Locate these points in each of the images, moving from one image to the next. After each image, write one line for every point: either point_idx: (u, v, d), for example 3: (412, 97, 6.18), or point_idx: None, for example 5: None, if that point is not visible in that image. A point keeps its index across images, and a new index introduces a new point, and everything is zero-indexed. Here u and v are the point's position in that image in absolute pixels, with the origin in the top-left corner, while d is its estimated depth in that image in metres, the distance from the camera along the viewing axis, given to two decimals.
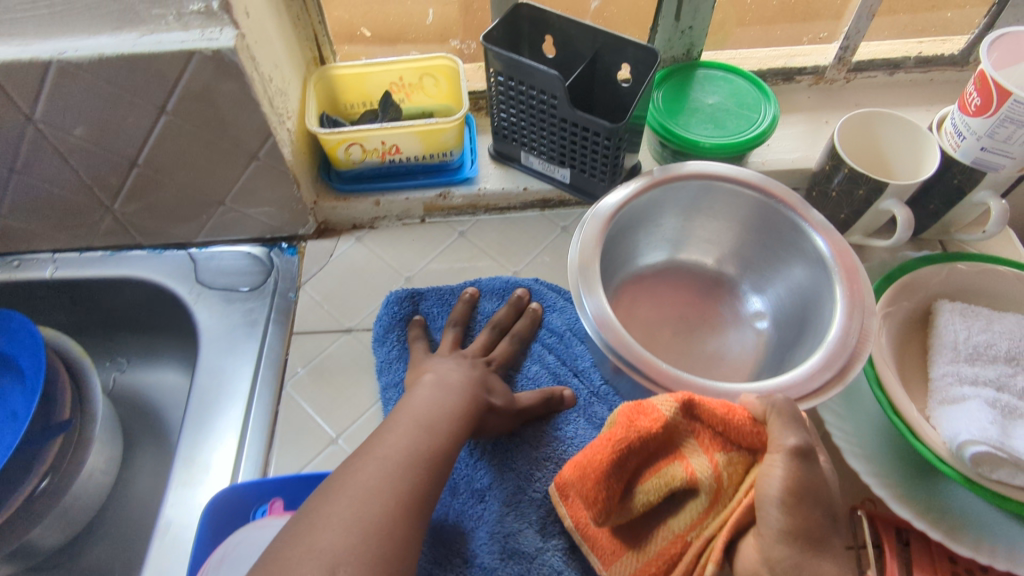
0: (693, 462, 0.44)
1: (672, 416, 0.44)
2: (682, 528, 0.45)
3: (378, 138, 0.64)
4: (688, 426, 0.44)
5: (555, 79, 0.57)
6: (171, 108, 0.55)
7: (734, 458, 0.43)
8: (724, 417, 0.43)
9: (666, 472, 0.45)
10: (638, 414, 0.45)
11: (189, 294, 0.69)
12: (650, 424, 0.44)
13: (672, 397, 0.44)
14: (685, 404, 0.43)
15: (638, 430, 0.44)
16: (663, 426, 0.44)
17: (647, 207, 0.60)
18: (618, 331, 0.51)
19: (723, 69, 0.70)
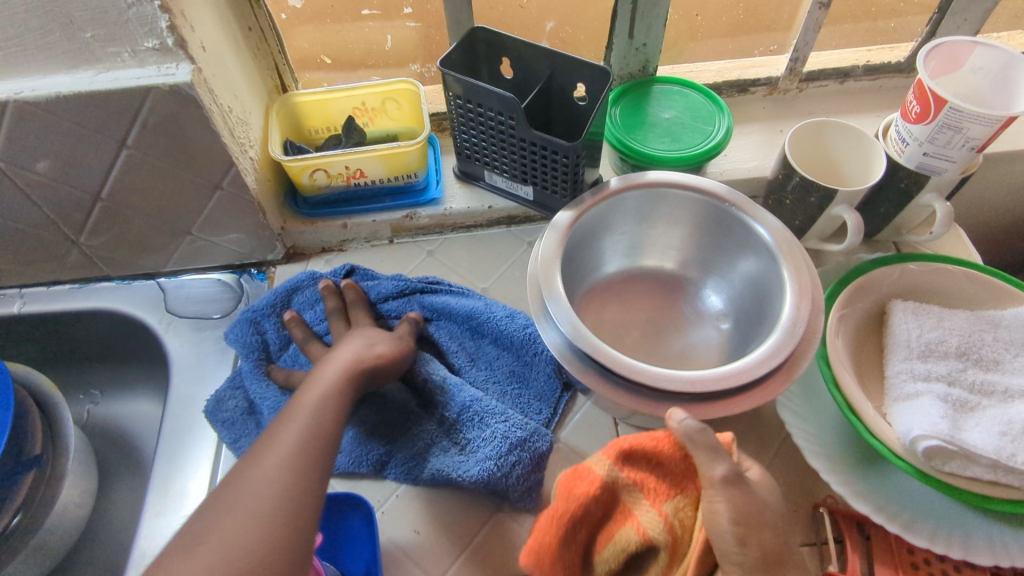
0: (641, 520, 0.42)
1: (609, 475, 0.43)
2: None
3: (341, 163, 0.65)
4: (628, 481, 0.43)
5: (511, 100, 0.59)
6: (132, 142, 0.56)
7: (679, 504, 0.42)
8: (655, 452, 0.43)
9: (619, 539, 0.42)
10: (575, 481, 0.44)
11: (160, 323, 0.69)
12: (587, 488, 0.42)
13: (604, 455, 0.44)
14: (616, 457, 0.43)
15: (578, 497, 0.43)
16: (602, 486, 0.42)
17: (602, 216, 0.61)
18: (577, 323, 0.51)
19: (678, 84, 0.71)
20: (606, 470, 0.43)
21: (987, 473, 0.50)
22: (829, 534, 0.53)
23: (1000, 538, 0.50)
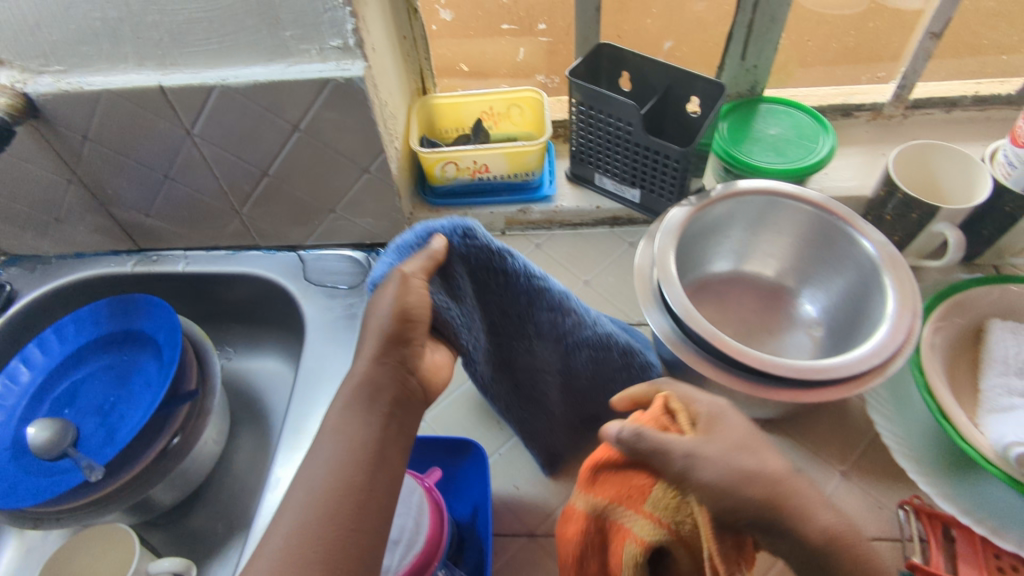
0: (634, 531, 0.41)
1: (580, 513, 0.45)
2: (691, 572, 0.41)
3: (470, 157, 0.72)
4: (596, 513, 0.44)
5: (631, 108, 0.65)
6: (303, 126, 0.65)
7: (658, 496, 0.40)
8: (617, 483, 0.43)
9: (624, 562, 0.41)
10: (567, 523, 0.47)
11: (298, 289, 0.78)
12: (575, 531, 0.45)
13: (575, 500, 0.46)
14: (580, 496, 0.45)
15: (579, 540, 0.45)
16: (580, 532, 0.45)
17: (709, 219, 0.65)
18: (688, 307, 0.56)
19: (784, 104, 0.76)
20: (587, 505, 0.44)
21: None
22: (914, 530, 0.55)
23: None
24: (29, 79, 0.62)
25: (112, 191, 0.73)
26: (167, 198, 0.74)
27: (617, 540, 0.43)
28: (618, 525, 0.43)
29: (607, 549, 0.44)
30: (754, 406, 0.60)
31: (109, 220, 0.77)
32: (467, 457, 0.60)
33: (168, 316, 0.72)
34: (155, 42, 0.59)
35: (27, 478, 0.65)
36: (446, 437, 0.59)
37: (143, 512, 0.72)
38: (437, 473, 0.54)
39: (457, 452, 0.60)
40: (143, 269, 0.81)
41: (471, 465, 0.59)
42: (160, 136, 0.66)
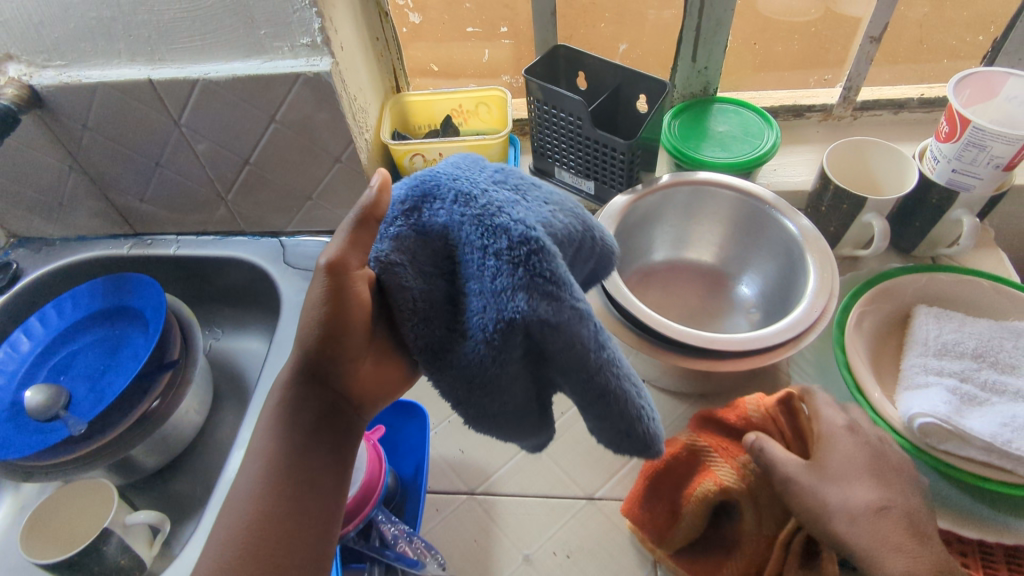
0: (719, 474, 0.55)
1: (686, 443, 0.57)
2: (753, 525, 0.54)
3: (436, 150, 0.78)
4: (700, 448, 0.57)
5: (579, 104, 0.70)
6: (279, 118, 0.71)
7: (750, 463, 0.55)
8: (717, 445, 0.56)
9: (700, 487, 0.55)
10: (663, 446, 0.58)
11: (277, 271, 0.84)
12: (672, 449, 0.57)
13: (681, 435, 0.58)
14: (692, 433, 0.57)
15: (665, 456, 0.57)
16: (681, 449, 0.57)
17: (650, 207, 0.69)
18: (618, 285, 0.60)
19: (735, 103, 0.80)
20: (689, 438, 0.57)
21: (981, 456, 0.54)
22: None
23: (989, 515, 0.54)
24: (34, 72, 0.69)
25: (110, 178, 0.80)
26: (160, 185, 0.81)
27: (697, 475, 0.56)
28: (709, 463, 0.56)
29: (688, 483, 0.57)
30: (684, 379, 0.64)
31: (107, 204, 0.84)
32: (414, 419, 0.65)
33: (155, 293, 0.79)
34: (145, 40, 0.66)
35: (21, 434, 0.71)
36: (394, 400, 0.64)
37: (127, 474, 0.77)
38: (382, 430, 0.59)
39: (405, 413, 0.65)
40: (138, 252, 0.88)
41: (415, 424, 0.64)
42: (151, 125, 0.73)
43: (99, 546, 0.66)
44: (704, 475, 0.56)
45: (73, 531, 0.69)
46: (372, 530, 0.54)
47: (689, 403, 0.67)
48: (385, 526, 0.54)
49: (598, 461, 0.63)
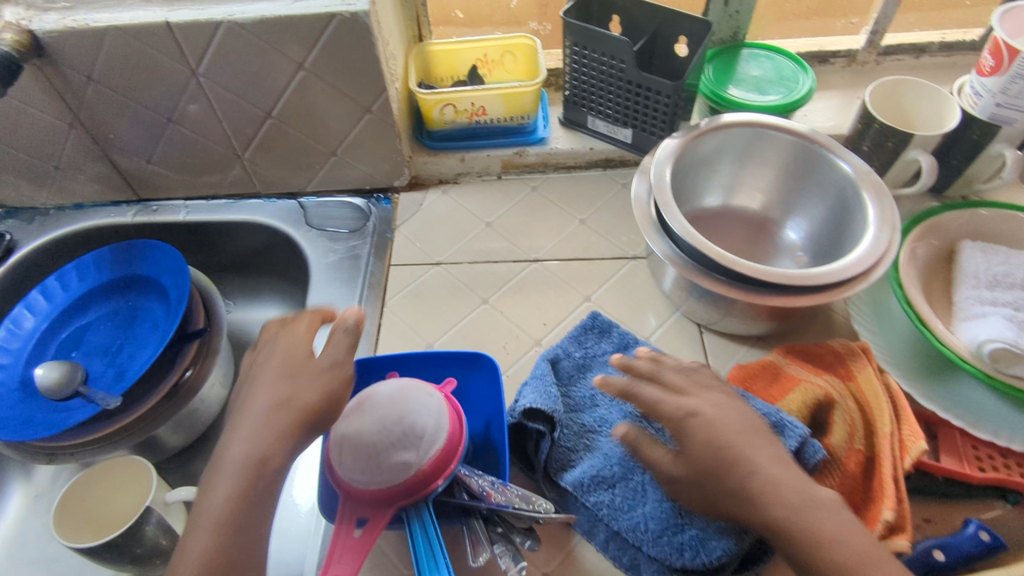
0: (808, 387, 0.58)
1: (770, 369, 0.61)
2: (851, 439, 0.54)
3: (468, 99, 0.75)
4: (782, 369, 0.61)
5: (625, 45, 0.68)
6: (308, 64, 0.67)
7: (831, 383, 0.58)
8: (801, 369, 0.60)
9: (802, 399, 0.57)
10: (748, 379, 0.61)
11: (300, 234, 0.79)
12: (747, 373, 0.61)
13: (760, 362, 0.62)
14: (771, 362, 0.61)
15: (751, 385, 0.61)
16: (761, 376, 0.61)
17: (702, 150, 0.68)
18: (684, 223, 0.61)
19: (766, 49, 0.79)
20: (756, 365, 0.61)
21: None
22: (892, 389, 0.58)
23: None
24: (34, 17, 0.63)
25: (114, 135, 0.74)
26: (170, 143, 0.76)
27: (780, 390, 0.59)
28: (792, 376, 0.59)
29: (771, 397, 0.59)
30: (747, 319, 0.64)
31: (110, 167, 0.78)
32: (477, 367, 0.63)
33: (173, 260, 0.74)
34: None
35: (40, 413, 0.66)
36: (457, 351, 0.62)
37: (151, 453, 0.72)
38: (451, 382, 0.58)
39: (475, 365, 0.63)
40: (145, 219, 0.82)
41: (482, 375, 0.62)
42: (166, 77, 0.68)
43: (141, 525, 0.61)
44: (792, 384, 0.59)
45: (121, 501, 0.66)
46: (457, 484, 0.54)
47: (747, 346, 0.66)
48: (473, 479, 0.54)
49: None
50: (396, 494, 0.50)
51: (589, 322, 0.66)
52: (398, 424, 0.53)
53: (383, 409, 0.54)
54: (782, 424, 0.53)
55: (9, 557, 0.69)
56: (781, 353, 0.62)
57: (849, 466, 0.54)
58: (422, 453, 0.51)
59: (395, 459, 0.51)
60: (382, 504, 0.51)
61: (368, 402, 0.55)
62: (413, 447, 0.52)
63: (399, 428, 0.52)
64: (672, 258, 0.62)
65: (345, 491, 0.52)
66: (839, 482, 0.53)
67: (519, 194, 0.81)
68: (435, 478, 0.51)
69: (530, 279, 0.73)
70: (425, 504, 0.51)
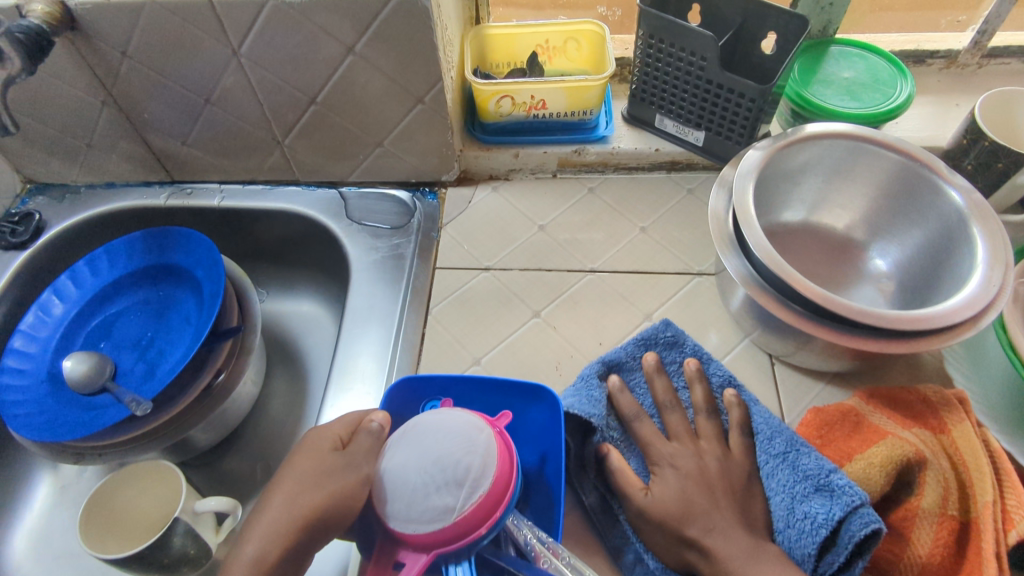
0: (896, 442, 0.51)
1: (850, 416, 0.54)
2: (943, 507, 0.49)
3: (528, 91, 0.68)
4: (864, 417, 0.54)
5: (709, 40, 0.61)
6: (359, 49, 0.61)
7: (923, 437, 0.52)
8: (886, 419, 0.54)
9: (887, 457, 0.50)
10: (823, 425, 0.55)
11: (340, 227, 0.75)
12: (824, 420, 0.55)
13: (839, 406, 0.55)
14: (852, 408, 0.55)
15: (828, 433, 0.54)
16: (840, 425, 0.54)
17: (789, 162, 0.62)
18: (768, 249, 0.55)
19: (860, 46, 0.71)
20: (834, 410, 0.55)
21: None
22: (993, 445, 0.51)
23: None
24: None
25: (149, 116, 0.70)
26: (207, 126, 0.71)
27: (861, 443, 0.53)
28: (877, 428, 0.53)
29: (850, 448, 0.53)
30: (827, 355, 0.58)
31: (143, 147, 0.74)
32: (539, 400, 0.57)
33: (205, 250, 0.70)
34: None
35: (68, 411, 0.63)
36: (515, 381, 0.56)
37: (180, 453, 0.70)
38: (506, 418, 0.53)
39: (531, 396, 0.57)
40: (178, 203, 0.78)
41: (541, 407, 0.57)
42: (205, 56, 0.63)
43: (168, 536, 0.58)
44: (875, 437, 0.52)
45: (145, 501, 0.65)
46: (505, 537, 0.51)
47: (824, 382, 0.61)
48: (520, 532, 0.51)
49: None
50: (434, 541, 0.46)
51: (656, 332, 0.61)
52: (437, 460, 0.48)
53: (423, 441, 0.50)
54: (831, 489, 0.49)
55: (33, 552, 0.67)
56: (863, 399, 0.56)
57: (941, 533, 0.48)
58: (463, 498, 0.47)
59: (433, 502, 0.47)
60: (422, 548, 0.47)
61: (413, 432, 0.51)
62: (452, 492, 0.47)
63: (440, 470, 0.48)
64: (752, 286, 0.57)
65: (382, 533, 0.48)
66: (928, 551, 0.48)
67: (574, 196, 0.75)
68: (479, 526, 0.47)
69: (585, 292, 0.68)
70: (467, 556, 0.47)
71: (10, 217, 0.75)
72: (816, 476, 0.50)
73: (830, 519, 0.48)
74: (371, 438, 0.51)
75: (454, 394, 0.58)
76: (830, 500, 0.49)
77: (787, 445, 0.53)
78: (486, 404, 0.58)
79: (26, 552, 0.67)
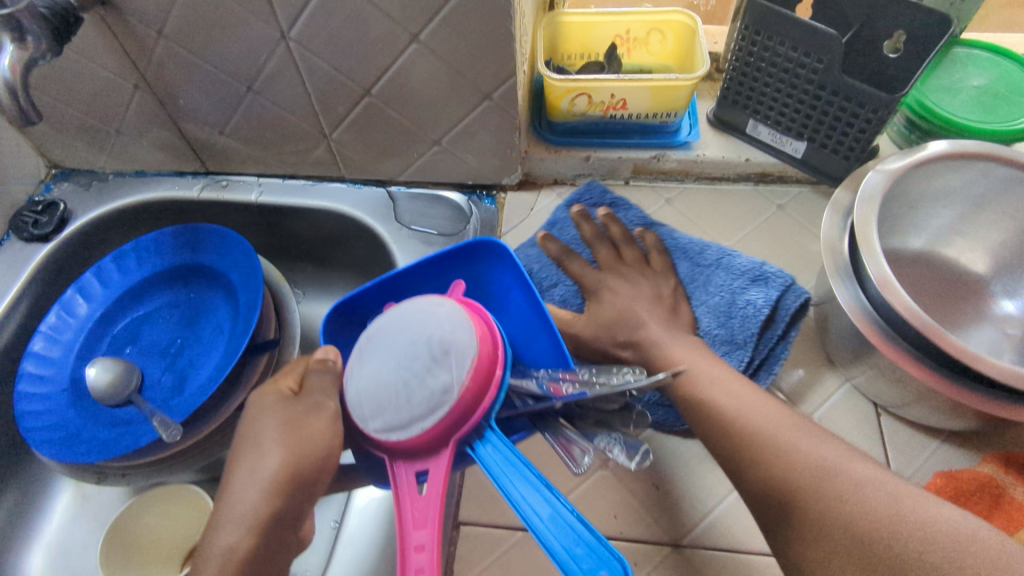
0: None
1: (987, 487, 0.46)
2: None
3: (609, 90, 0.60)
4: (1003, 490, 0.46)
5: (833, 39, 0.53)
6: (424, 38, 0.53)
7: None
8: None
9: None
10: (960, 496, 0.46)
11: (388, 231, 0.68)
12: (957, 487, 0.46)
13: (977, 476, 0.47)
14: (990, 479, 0.46)
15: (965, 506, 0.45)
16: (976, 495, 0.46)
17: (920, 185, 0.53)
18: (902, 294, 0.47)
19: (990, 50, 0.62)
20: (968, 479, 0.47)
21: None
22: None
23: None
24: None
25: (184, 102, 0.63)
26: (247, 115, 0.64)
27: (1007, 521, 0.44)
28: (1022, 505, 0.45)
29: (992, 523, 0.44)
30: (950, 415, 0.50)
31: (177, 135, 0.67)
32: (481, 260, 0.55)
33: (242, 252, 0.63)
34: None
35: (91, 426, 0.58)
36: (454, 248, 0.54)
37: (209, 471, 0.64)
38: (460, 286, 0.50)
39: (481, 255, 0.54)
40: (212, 196, 0.71)
41: (489, 265, 0.55)
42: (248, 38, 0.55)
43: None
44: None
45: (164, 532, 0.60)
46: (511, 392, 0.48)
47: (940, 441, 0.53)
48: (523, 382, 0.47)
49: None
50: (445, 430, 0.41)
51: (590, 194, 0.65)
52: (410, 350, 0.44)
53: (390, 342, 0.46)
54: (766, 276, 0.55)
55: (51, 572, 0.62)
56: (1001, 467, 0.47)
57: None
58: (456, 370, 0.41)
59: (425, 391, 0.42)
60: (436, 446, 0.42)
61: (373, 345, 0.46)
62: (442, 368, 0.42)
63: (421, 355, 0.43)
64: (875, 333, 0.49)
65: (390, 451, 0.43)
66: None
67: (649, 206, 0.67)
68: (484, 395, 0.42)
69: None
70: (488, 429, 0.42)
71: (33, 205, 0.69)
72: (745, 277, 0.56)
73: (770, 300, 0.54)
74: (329, 374, 0.46)
75: (397, 297, 0.56)
76: (766, 286, 0.55)
77: (717, 254, 0.59)
78: (440, 285, 0.56)
79: (44, 570, 0.62)
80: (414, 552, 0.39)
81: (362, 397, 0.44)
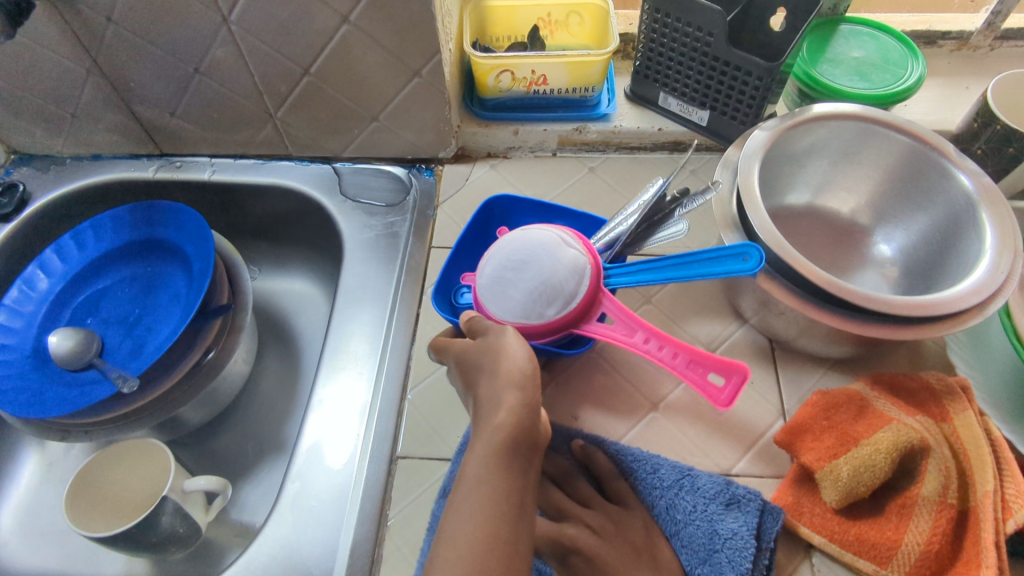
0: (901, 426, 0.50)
1: (854, 399, 0.53)
2: (938, 491, 0.48)
3: (529, 66, 0.66)
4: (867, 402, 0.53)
5: (717, 15, 0.59)
6: (353, 19, 0.59)
7: (926, 422, 0.51)
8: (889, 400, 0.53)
9: (890, 441, 0.49)
10: (832, 409, 0.54)
11: (333, 204, 0.73)
12: (828, 402, 0.54)
13: (849, 393, 0.54)
14: (858, 394, 0.54)
15: (832, 416, 0.53)
16: (844, 407, 0.53)
17: (797, 144, 0.60)
18: (774, 232, 0.52)
19: (870, 26, 0.69)
20: (838, 393, 0.54)
21: None
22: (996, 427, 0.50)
23: None
24: None
25: (136, 85, 0.67)
26: (197, 97, 0.69)
27: (865, 425, 0.52)
28: (880, 413, 0.52)
29: (852, 428, 0.52)
30: (828, 344, 0.57)
31: (130, 118, 0.72)
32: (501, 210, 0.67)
33: (195, 225, 0.68)
34: None
35: (53, 387, 0.62)
36: (491, 204, 0.65)
37: (169, 430, 0.68)
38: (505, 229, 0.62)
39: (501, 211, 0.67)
40: (167, 176, 0.76)
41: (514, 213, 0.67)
42: (192, 22, 0.60)
43: (156, 514, 0.57)
44: (880, 423, 0.51)
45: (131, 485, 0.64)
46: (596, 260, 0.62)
47: (823, 368, 0.60)
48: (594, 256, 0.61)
49: (732, 429, 0.57)
50: (596, 284, 0.54)
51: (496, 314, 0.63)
52: (533, 251, 0.55)
53: (513, 263, 0.55)
54: (737, 501, 0.51)
55: (19, 528, 0.66)
56: (867, 384, 0.55)
57: (938, 521, 0.47)
58: (573, 246, 0.55)
59: (566, 265, 0.53)
60: (595, 298, 0.54)
61: (506, 271, 0.54)
62: (563, 247, 0.55)
63: (541, 249, 0.55)
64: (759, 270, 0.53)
65: (568, 322, 0.53)
66: (925, 538, 0.47)
67: (575, 174, 0.73)
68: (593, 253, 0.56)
69: None
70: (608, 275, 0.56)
71: None
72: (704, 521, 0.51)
73: (748, 529, 0.49)
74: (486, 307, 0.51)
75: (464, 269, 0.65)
76: (741, 514, 0.50)
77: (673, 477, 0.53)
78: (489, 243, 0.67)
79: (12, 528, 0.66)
80: (664, 352, 0.50)
81: (525, 295, 0.53)
